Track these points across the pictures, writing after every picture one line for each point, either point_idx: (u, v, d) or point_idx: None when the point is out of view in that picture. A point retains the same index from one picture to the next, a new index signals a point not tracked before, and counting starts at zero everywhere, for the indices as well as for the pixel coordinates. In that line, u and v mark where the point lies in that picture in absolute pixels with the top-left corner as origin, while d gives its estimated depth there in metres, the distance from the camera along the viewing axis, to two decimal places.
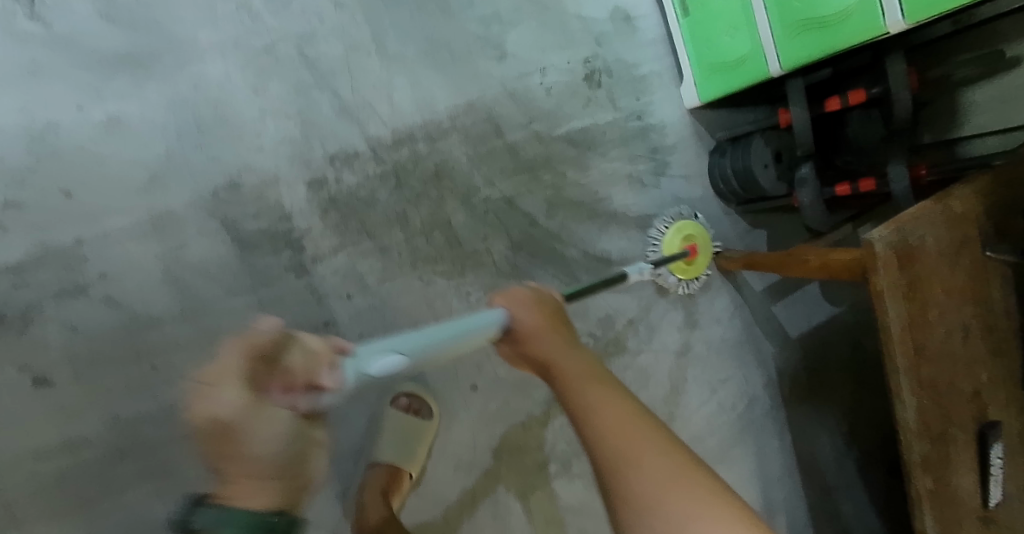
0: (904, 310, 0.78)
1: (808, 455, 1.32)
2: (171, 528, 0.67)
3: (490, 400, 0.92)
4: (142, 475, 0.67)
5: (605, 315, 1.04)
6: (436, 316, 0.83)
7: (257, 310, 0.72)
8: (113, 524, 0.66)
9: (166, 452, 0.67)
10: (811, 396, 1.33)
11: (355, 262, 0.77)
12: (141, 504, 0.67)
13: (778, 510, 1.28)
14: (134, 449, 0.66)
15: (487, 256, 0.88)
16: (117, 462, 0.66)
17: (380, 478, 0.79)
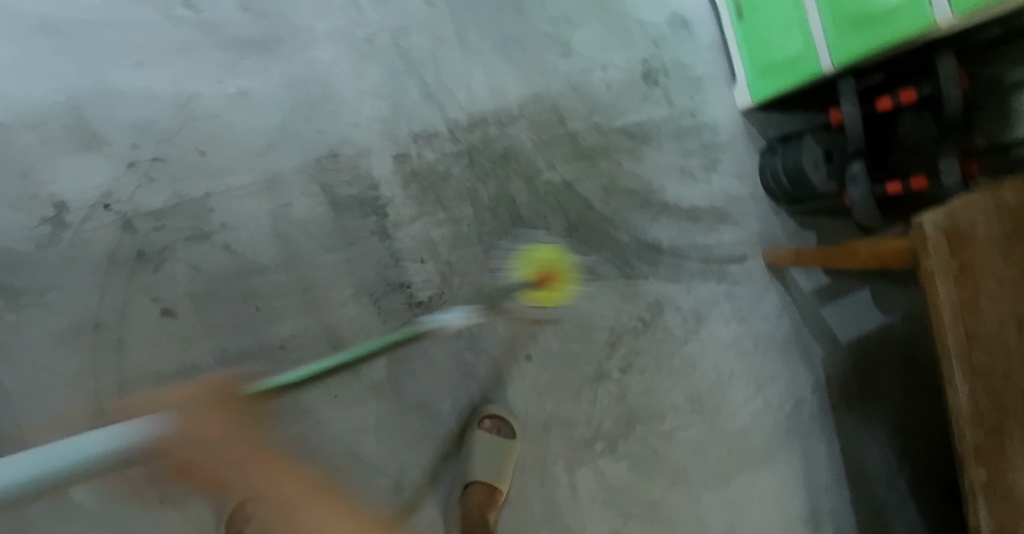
0: (955, 295, 0.82)
1: (858, 464, 1.29)
2: None
3: (544, 371, 0.98)
4: None
5: (655, 300, 1.07)
6: (497, 285, 0.91)
7: (345, 266, 0.83)
8: None
9: None
10: (862, 404, 1.30)
11: (429, 229, 0.87)
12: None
13: (825, 519, 1.24)
14: None
15: (546, 235, 0.97)
16: None
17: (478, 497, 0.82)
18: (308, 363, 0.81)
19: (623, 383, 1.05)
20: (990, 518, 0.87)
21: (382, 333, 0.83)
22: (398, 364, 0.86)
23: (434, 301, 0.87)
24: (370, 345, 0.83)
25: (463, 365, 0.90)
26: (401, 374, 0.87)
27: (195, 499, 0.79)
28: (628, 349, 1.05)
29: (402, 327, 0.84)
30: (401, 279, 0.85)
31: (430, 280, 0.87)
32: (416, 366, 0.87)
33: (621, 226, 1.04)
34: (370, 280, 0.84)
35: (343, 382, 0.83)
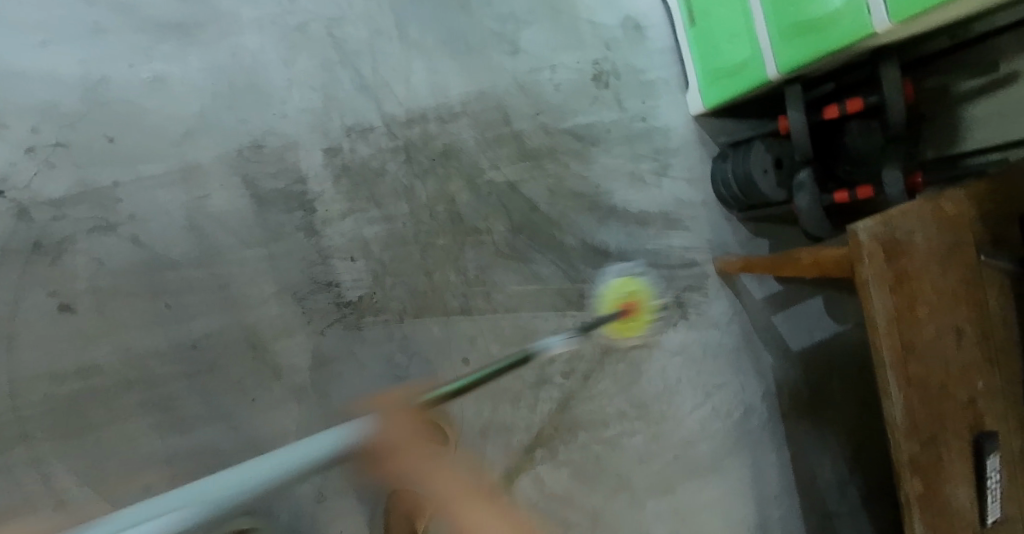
0: (892, 304, 0.80)
1: (808, 475, 1.29)
2: (163, 461, 0.75)
3: (481, 375, 0.95)
4: (146, 406, 0.75)
5: (601, 305, 1.07)
6: (433, 285, 0.90)
7: (268, 262, 0.80)
8: (108, 447, 0.74)
9: (169, 387, 0.76)
10: (813, 414, 1.30)
11: (361, 227, 0.84)
12: (140, 437, 0.75)
13: (772, 529, 1.24)
14: (140, 381, 0.75)
15: (488, 236, 0.94)
16: (125, 391, 0.74)
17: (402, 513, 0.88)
18: (222, 362, 0.78)
19: (565, 388, 1.05)
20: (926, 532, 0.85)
21: (307, 332, 0.82)
22: (324, 367, 0.83)
23: (365, 301, 0.85)
24: (291, 345, 0.81)
25: (393, 367, 0.87)
26: (328, 378, 0.83)
27: (93, 509, 0.73)
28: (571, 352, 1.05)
29: (327, 326, 0.83)
30: (330, 278, 0.83)
31: (361, 280, 0.84)
32: (342, 370, 0.84)
33: (567, 230, 1.02)
34: (295, 278, 0.81)
35: (262, 385, 0.80)
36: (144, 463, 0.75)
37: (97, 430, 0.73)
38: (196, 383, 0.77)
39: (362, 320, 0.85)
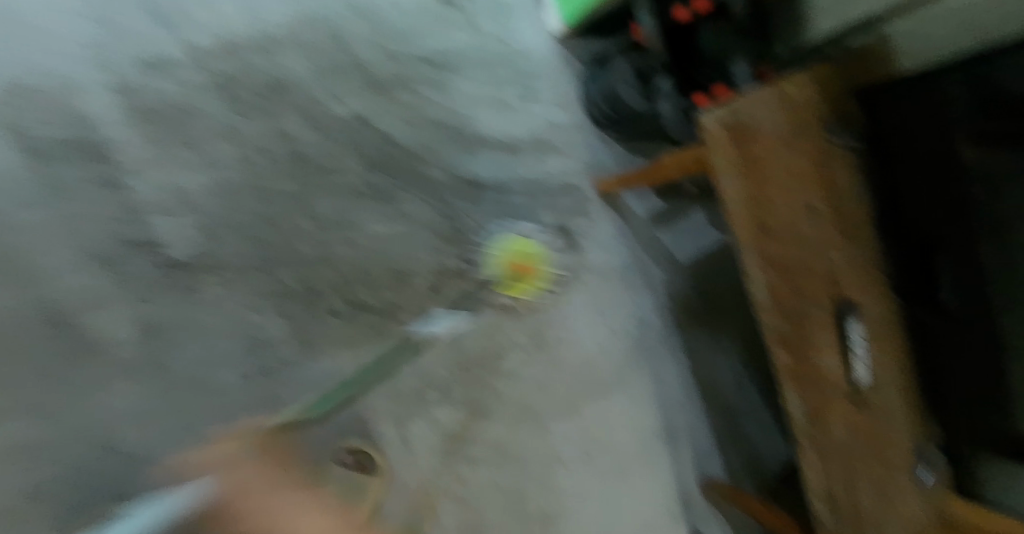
0: (745, 190, 0.81)
1: (708, 379, 1.34)
2: None
3: (353, 327, 0.91)
4: None
5: (480, 240, 1.03)
6: (280, 235, 0.83)
7: (59, 221, 0.73)
8: None
9: None
10: (707, 321, 1.34)
11: (177, 176, 0.78)
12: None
13: (681, 433, 1.30)
14: None
15: (340, 175, 0.88)
16: None
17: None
18: (23, 342, 0.71)
19: (451, 327, 1.02)
20: (801, 403, 0.90)
21: (126, 300, 0.75)
22: (156, 335, 0.77)
23: (192, 258, 0.78)
24: (105, 315, 0.74)
25: (248, 327, 0.82)
26: (164, 347, 0.77)
27: None
28: (454, 292, 1.01)
29: (149, 293, 0.76)
30: (145, 236, 0.76)
31: (185, 234, 0.78)
32: (181, 334, 0.78)
33: (432, 162, 0.96)
34: (97, 236, 0.74)
35: (75, 361, 0.73)
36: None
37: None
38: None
39: (195, 279, 0.79)
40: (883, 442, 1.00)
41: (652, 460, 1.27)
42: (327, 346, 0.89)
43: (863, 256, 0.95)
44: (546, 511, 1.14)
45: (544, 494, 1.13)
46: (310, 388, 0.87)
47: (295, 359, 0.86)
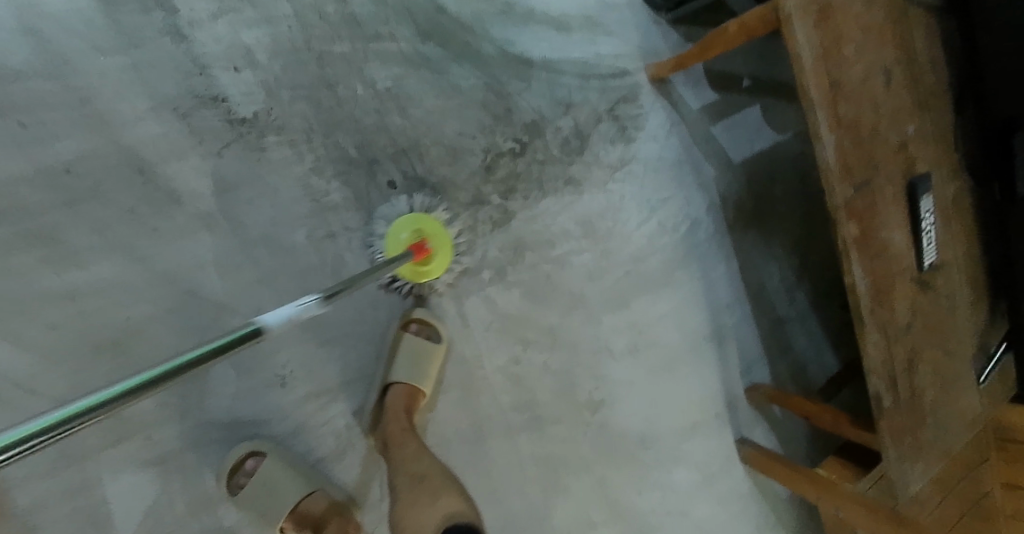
0: (816, 39, 0.77)
1: (757, 281, 1.29)
2: (61, 288, 0.76)
3: (410, 199, 0.93)
4: (25, 239, 0.74)
5: (532, 121, 1.02)
6: (338, 99, 0.86)
7: (131, 72, 0.76)
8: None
9: (48, 217, 0.74)
10: (759, 223, 1.28)
11: (238, 31, 0.80)
12: (30, 273, 0.74)
13: (728, 335, 1.26)
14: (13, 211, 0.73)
15: (392, 42, 0.89)
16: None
17: (401, 399, 0.89)
18: (107, 188, 0.76)
19: (505, 209, 1.02)
20: (865, 275, 0.87)
21: (199, 155, 0.80)
22: (228, 192, 0.82)
23: (260, 118, 0.82)
24: (184, 169, 0.79)
25: (309, 190, 0.87)
26: (236, 203, 0.83)
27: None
28: (505, 172, 1.01)
29: (222, 148, 0.81)
30: (215, 91, 0.79)
31: (250, 91, 0.81)
32: (250, 193, 0.83)
33: (483, 37, 0.97)
34: (170, 91, 0.78)
35: (159, 213, 0.79)
36: (44, 299, 0.76)
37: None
38: (78, 213, 0.75)
39: (263, 140, 0.83)
40: (947, 327, 0.97)
41: (701, 359, 1.23)
42: (386, 216, 0.92)
43: (934, 129, 0.91)
44: (596, 398, 1.14)
45: (593, 382, 1.13)
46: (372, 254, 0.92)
47: (357, 226, 0.90)
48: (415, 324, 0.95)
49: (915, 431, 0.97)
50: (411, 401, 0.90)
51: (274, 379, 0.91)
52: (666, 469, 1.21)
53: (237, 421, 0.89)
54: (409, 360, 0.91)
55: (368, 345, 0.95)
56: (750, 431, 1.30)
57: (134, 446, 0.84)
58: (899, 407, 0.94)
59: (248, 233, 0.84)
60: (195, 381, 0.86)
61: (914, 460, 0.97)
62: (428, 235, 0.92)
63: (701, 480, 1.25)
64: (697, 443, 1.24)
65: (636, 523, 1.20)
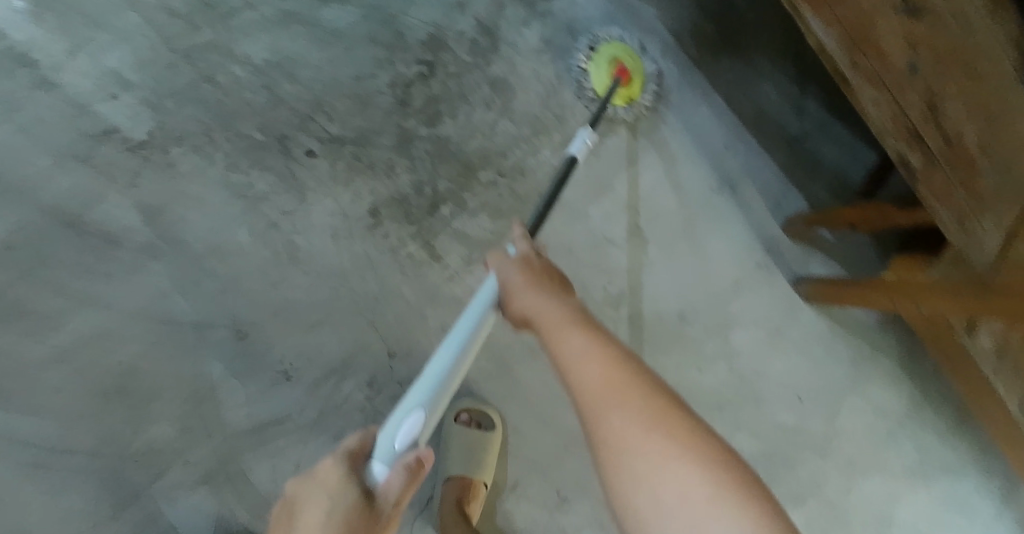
0: None
1: (751, 107, 1.14)
2: (49, 353, 0.81)
3: (337, 160, 0.92)
4: (1, 320, 0.79)
5: (427, 35, 0.97)
6: (221, 88, 0.88)
7: (19, 132, 0.81)
8: None
9: (10, 295, 0.80)
10: (732, 43, 1.12)
11: (98, 59, 0.84)
12: (15, 346, 0.80)
13: (740, 177, 1.13)
14: None
15: (251, 10, 0.90)
16: None
17: (454, 492, 0.93)
18: (49, 249, 0.81)
19: (437, 135, 0.97)
20: (828, 28, 0.78)
21: (117, 191, 0.83)
22: (157, 215, 0.85)
23: (156, 136, 0.85)
24: (109, 210, 0.83)
25: (233, 188, 0.87)
26: (170, 224, 0.85)
27: (13, 421, 0.79)
28: (423, 99, 0.96)
29: (136, 177, 0.84)
30: (103, 125, 0.84)
31: (133, 111, 0.85)
32: (181, 210, 0.85)
33: None
34: (66, 139, 0.82)
35: (106, 257, 0.83)
36: (42, 366, 0.81)
37: None
38: (35, 280, 0.80)
39: (169, 154, 0.85)
40: (974, 46, 0.77)
41: (715, 213, 1.12)
42: (318, 186, 0.91)
43: None
44: (614, 293, 1.07)
45: (603, 276, 1.07)
46: (321, 228, 0.91)
47: (294, 207, 0.90)
48: (465, 413, 0.99)
49: (967, 183, 0.81)
50: (468, 496, 0.93)
51: (278, 375, 0.88)
52: (721, 338, 1.12)
53: (260, 424, 0.87)
54: (462, 453, 0.95)
55: (357, 317, 0.92)
56: (806, 269, 1.16)
57: (177, 474, 0.84)
58: (934, 162, 0.81)
59: (195, 248, 0.86)
60: (207, 400, 0.86)
61: (978, 215, 0.82)
62: (623, 62, 1.02)
63: (768, 338, 1.14)
64: (748, 300, 1.13)
65: (710, 404, 1.11)
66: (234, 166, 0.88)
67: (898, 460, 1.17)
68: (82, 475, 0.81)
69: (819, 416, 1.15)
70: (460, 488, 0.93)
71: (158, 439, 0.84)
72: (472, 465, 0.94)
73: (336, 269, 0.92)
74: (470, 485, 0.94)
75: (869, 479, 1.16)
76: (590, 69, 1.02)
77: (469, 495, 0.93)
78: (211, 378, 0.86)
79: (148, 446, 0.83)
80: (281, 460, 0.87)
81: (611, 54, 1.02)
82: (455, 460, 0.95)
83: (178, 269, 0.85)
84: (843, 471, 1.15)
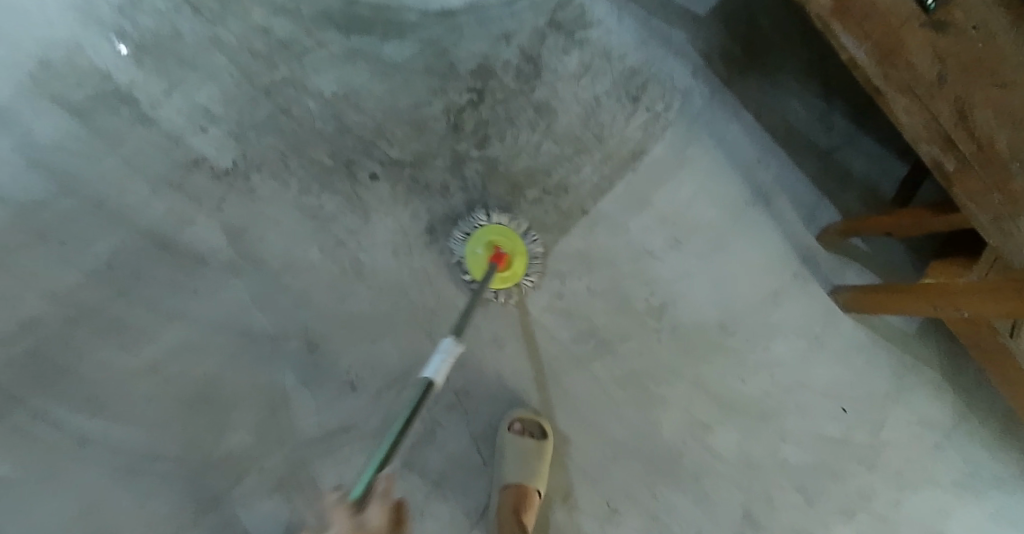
0: None
1: (782, 124, 1.19)
2: (141, 365, 0.88)
3: (398, 182, 0.99)
4: (104, 334, 0.88)
5: (478, 66, 1.05)
6: (296, 119, 0.96)
7: (122, 164, 0.90)
8: (94, 375, 0.87)
9: (110, 310, 0.88)
10: (757, 64, 1.19)
11: (190, 96, 0.94)
12: (110, 359, 0.88)
13: (774, 191, 1.18)
14: (84, 315, 0.88)
15: (321, 49, 0.99)
16: (76, 328, 0.88)
17: (510, 499, 0.96)
18: (145, 268, 0.89)
19: (487, 157, 1.04)
20: (859, 44, 0.84)
21: (204, 214, 0.91)
22: (239, 236, 0.92)
23: (239, 165, 0.93)
24: (197, 232, 0.91)
25: (305, 209, 0.95)
26: (249, 243, 0.92)
27: (110, 428, 0.87)
28: (474, 124, 1.04)
29: (220, 201, 0.92)
30: (193, 155, 0.92)
31: (219, 141, 0.93)
32: (260, 231, 0.93)
33: (402, 9, 1.03)
34: (161, 169, 0.91)
35: (194, 274, 0.90)
36: (134, 378, 0.88)
37: (75, 369, 0.87)
38: (131, 298, 0.89)
39: (250, 180, 0.93)
40: (998, 57, 0.84)
41: (751, 226, 1.17)
42: (380, 207, 0.98)
43: None
44: (656, 304, 1.12)
45: (646, 288, 1.11)
46: (383, 245, 0.98)
47: (360, 226, 0.97)
48: (518, 422, 1.02)
49: (1003, 185, 0.83)
50: (523, 503, 0.96)
51: (345, 383, 0.94)
52: (762, 348, 1.15)
53: (329, 431, 0.92)
54: (516, 461, 0.98)
55: (417, 328, 0.98)
56: (842, 278, 1.19)
57: (254, 480, 0.90)
58: (967, 166, 0.84)
59: (271, 265, 0.93)
60: (281, 409, 0.91)
61: (1014, 217, 0.84)
62: (501, 247, 0.99)
63: (809, 348, 1.17)
64: (787, 310, 1.16)
65: (755, 413, 1.13)
66: (306, 189, 0.95)
67: (947, 470, 1.17)
68: (168, 481, 0.87)
69: (864, 426, 1.16)
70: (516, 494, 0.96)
71: (237, 447, 0.90)
72: (526, 473, 0.97)
73: (398, 283, 0.98)
74: (525, 493, 0.97)
75: (918, 490, 1.16)
76: (468, 250, 0.98)
77: (525, 504, 0.96)
78: (284, 388, 0.92)
79: (228, 454, 0.89)
80: (348, 466, 0.92)
81: (492, 236, 0.99)
82: (509, 468, 0.98)
83: (257, 285, 0.92)
84: (892, 481, 1.15)
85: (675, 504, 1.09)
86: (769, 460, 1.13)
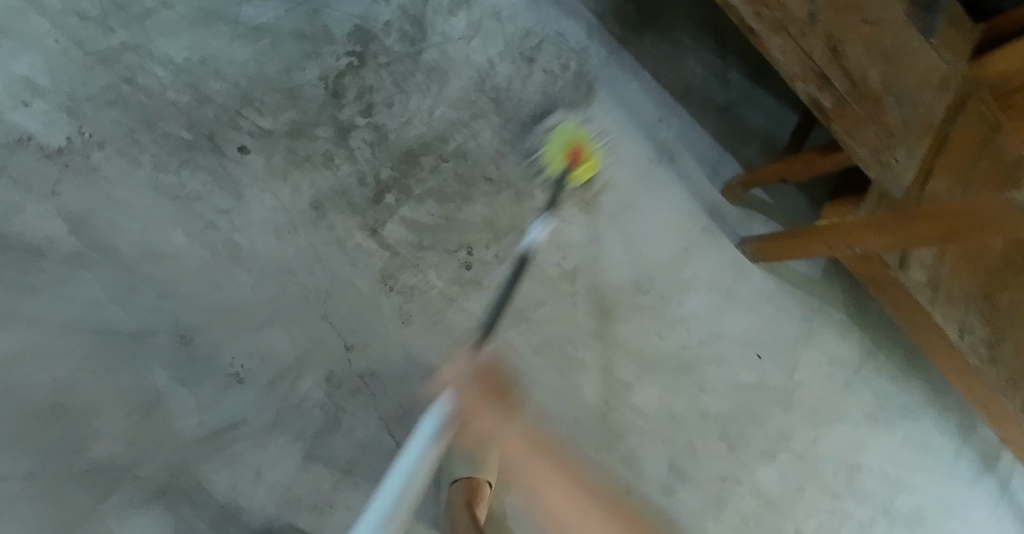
0: None
1: (680, 81, 1.18)
2: None
3: (272, 154, 0.91)
4: None
5: (354, 28, 0.97)
6: (143, 89, 0.86)
7: None
8: None
9: None
10: (652, 23, 1.17)
11: (5, 65, 0.82)
12: None
13: (678, 148, 1.17)
14: None
15: (167, 10, 0.89)
16: None
17: (463, 493, 0.90)
18: None
19: (375, 125, 0.97)
20: None
21: (36, 200, 0.81)
22: (83, 223, 0.82)
23: (74, 142, 0.83)
24: (30, 219, 0.80)
25: (162, 188, 0.86)
26: (97, 230, 0.83)
27: None
28: (356, 90, 0.96)
29: (56, 184, 0.81)
30: (16, 133, 0.81)
31: (48, 116, 0.82)
32: (110, 214, 0.83)
33: None
34: None
35: (29, 269, 0.80)
36: None
37: None
38: None
39: (91, 159, 0.83)
40: None
41: (657, 184, 1.15)
42: (254, 183, 0.90)
43: None
44: (568, 268, 1.08)
45: (557, 252, 1.08)
46: (262, 225, 0.89)
47: (231, 205, 0.88)
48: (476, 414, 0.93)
49: (878, 119, 0.87)
50: (474, 496, 0.89)
51: (229, 377, 0.85)
52: (676, 303, 1.14)
53: (214, 431, 0.84)
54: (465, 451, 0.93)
55: (308, 311, 0.90)
56: (747, 230, 1.20)
57: (125, 496, 0.79)
58: (844, 102, 0.86)
59: (125, 252, 0.83)
60: (153, 411, 0.82)
61: (891, 150, 0.88)
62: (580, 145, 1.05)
63: (722, 299, 1.17)
64: (697, 263, 1.16)
65: (674, 367, 1.12)
66: (161, 165, 0.86)
67: (858, 405, 1.21)
68: (15, 507, 0.76)
69: (779, 370, 1.18)
70: (466, 486, 0.91)
71: (103, 456, 0.79)
72: (476, 464, 0.92)
73: (281, 264, 0.89)
74: (476, 487, 0.91)
75: (834, 427, 1.19)
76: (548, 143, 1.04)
77: (478, 496, 0.89)
78: (157, 387, 0.82)
79: (92, 464, 0.79)
80: (239, 468, 0.84)
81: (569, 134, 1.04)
82: (458, 463, 0.94)
83: (112, 274, 0.82)
84: (809, 421, 1.18)
85: (603, 469, 1.05)
86: (692, 414, 1.12)
